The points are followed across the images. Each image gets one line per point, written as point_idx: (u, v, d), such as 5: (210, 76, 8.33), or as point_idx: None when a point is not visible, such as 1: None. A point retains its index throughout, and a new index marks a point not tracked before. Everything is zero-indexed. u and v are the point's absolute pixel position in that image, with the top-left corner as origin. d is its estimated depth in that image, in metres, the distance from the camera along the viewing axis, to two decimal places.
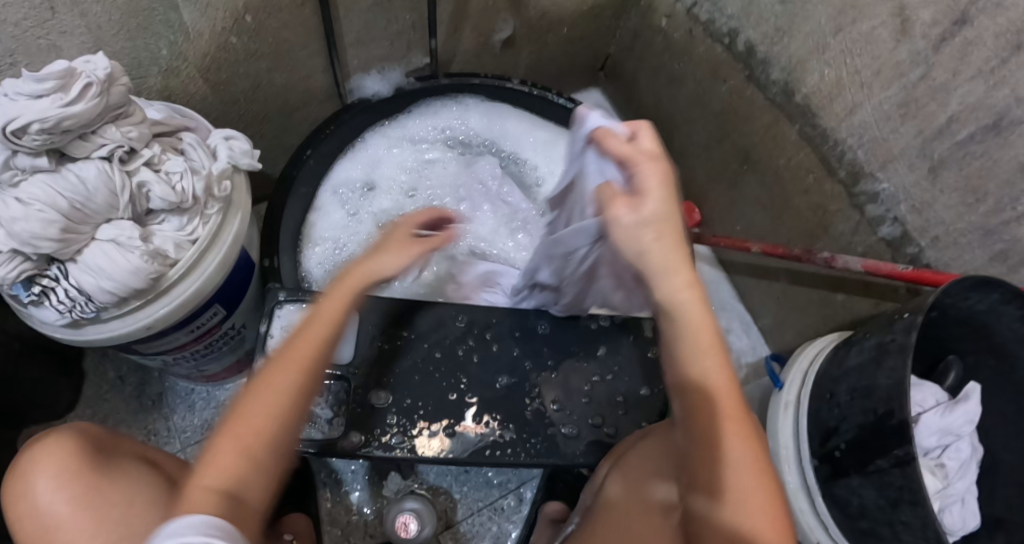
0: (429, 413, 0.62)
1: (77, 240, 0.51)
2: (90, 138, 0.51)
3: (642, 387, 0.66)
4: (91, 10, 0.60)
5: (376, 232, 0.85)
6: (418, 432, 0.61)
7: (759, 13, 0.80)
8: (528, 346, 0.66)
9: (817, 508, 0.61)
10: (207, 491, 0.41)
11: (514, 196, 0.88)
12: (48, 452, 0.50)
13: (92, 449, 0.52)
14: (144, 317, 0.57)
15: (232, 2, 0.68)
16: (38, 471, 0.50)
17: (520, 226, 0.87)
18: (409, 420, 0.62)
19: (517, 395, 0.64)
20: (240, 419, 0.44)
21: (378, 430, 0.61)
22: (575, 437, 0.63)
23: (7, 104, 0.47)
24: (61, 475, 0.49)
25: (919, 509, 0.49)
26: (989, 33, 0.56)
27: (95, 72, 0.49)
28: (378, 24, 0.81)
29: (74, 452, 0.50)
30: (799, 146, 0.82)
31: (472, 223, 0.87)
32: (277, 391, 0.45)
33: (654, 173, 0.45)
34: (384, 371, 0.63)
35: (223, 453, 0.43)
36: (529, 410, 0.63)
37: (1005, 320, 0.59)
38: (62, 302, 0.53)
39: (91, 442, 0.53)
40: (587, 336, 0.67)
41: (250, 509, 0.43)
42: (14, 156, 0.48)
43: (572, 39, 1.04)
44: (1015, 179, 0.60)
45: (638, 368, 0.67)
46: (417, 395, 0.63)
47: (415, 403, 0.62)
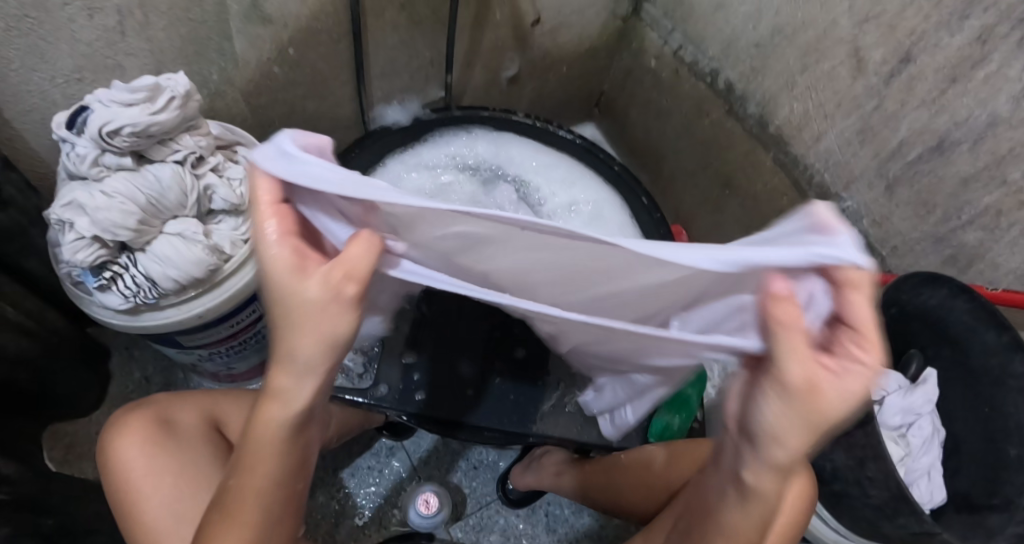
0: (449, 376, 0.68)
1: (148, 232, 0.57)
2: (168, 144, 0.58)
3: None
4: (156, 37, 0.68)
5: None
6: (438, 391, 0.68)
7: (736, 54, 0.91)
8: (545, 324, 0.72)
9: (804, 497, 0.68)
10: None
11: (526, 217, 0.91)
12: (127, 428, 0.57)
13: (161, 427, 0.57)
14: (197, 307, 0.63)
15: (279, 35, 0.77)
16: (121, 442, 0.56)
17: None
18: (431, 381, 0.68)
19: (531, 368, 0.70)
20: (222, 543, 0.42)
21: (404, 385, 0.67)
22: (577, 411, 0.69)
23: (102, 109, 0.54)
24: (137, 443, 0.56)
25: (883, 464, 0.56)
26: (929, 69, 0.67)
27: (177, 87, 0.56)
28: (401, 59, 0.91)
29: (144, 430, 0.56)
30: (774, 170, 0.93)
31: None
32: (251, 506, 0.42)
33: (861, 388, 0.32)
34: (412, 336, 0.69)
35: None
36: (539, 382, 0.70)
37: (955, 312, 0.68)
38: (128, 288, 0.58)
39: (155, 413, 0.58)
40: None
41: None
42: (102, 154, 0.55)
43: (570, 77, 1.15)
44: (958, 192, 0.71)
45: None
46: (440, 358, 0.69)
47: (437, 365, 0.69)
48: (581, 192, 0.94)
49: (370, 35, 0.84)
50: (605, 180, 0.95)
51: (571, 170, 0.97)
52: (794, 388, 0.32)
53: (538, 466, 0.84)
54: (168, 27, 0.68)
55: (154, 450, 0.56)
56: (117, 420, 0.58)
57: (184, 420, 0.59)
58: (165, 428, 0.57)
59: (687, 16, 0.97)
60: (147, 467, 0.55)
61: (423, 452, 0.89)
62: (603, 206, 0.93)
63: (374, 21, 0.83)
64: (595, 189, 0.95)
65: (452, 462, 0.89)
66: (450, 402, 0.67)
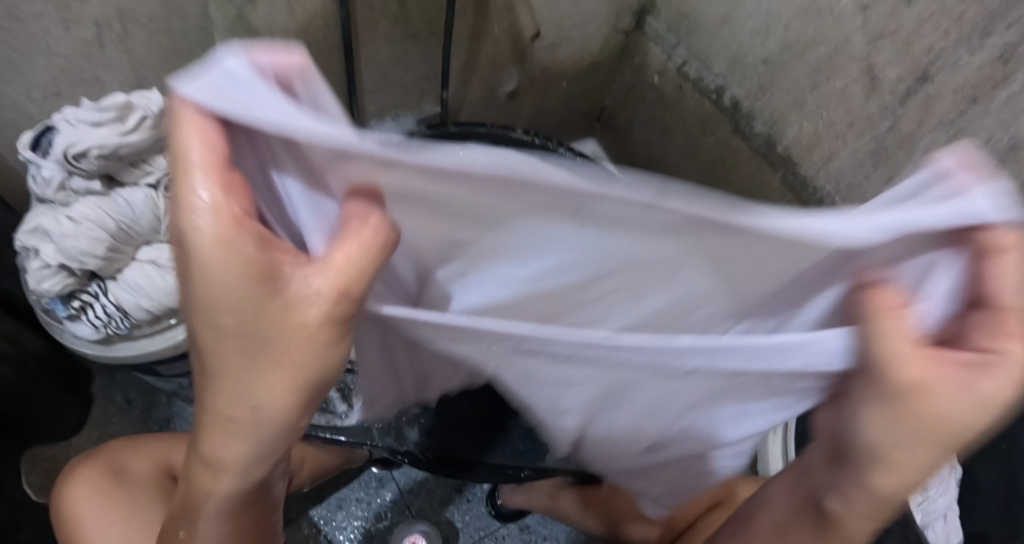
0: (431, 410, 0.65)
1: (119, 260, 0.54)
2: (140, 165, 0.55)
3: None
4: (136, 50, 0.65)
5: None
6: (423, 425, 0.64)
7: (743, 71, 0.88)
8: None
9: None
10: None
11: None
12: (79, 484, 0.53)
13: (111, 478, 0.53)
14: (173, 338, 0.59)
15: None
16: (74, 497, 0.52)
17: None
18: (414, 415, 0.65)
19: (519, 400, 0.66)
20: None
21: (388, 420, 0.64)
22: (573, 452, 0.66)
23: (69, 130, 0.50)
24: (86, 496, 0.52)
25: None
26: (948, 88, 0.64)
27: (150, 106, 0.53)
28: (395, 73, 0.88)
29: (95, 487, 0.52)
30: (783, 192, 0.89)
31: None
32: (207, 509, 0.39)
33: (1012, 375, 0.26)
34: None
35: None
36: (526, 409, 0.66)
37: None
38: (98, 318, 0.54)
39: (106, 461, 0.54)
40: None
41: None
42: (69, 178, 0.51)
43: (570, 93, 1.12)
44: None
45: None
46: None
47: None
48: None
49: (362, 48, 0.81)
50: None
51: None
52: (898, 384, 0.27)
53: (528, 487, 0.78)
54: (148, 39, 0.65)
55: (102, 501, 0.52)
56: (68, 471, 0.54)
57: (137, 468, 0.55)
58: (117, 478, 0.53)
59: (692, 30, 0.94)
60: (96, 521, 0.51)
61: (416, 488, 0.84)
62: None
63: (366, 34, 0.79)
64: None
65: (444, 495, 0.84)
66: (435, 437, 0.64)
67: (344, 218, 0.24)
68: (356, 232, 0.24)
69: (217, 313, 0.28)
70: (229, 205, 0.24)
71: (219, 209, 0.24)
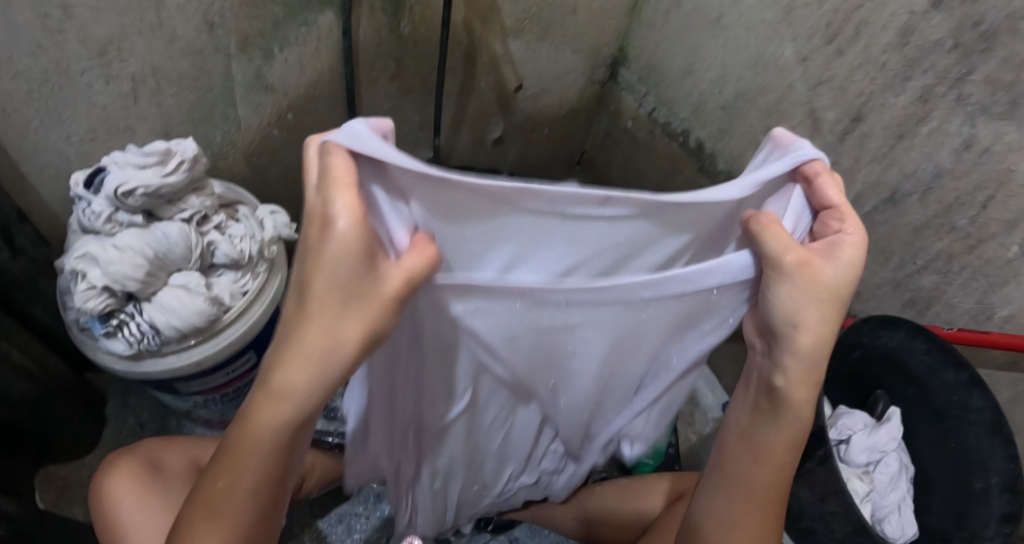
0: None
1: (154, 284, 0.61)
2: (175, 204, 0.63)
3: None
4: (166, 102, 0.74)
5: None
6: None
7: (705, 116, 0.99)
8: None
9: None
10: (216, 521, 0.43)
11: None
12: (119, 473, 0.59)
13: (151, 470, 0.59)
14: (195, 355, 0.66)
15: (279, 102, 0.83)
16: (113, 487, 0.58)
17: None
18: None
19: None
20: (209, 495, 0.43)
21: None
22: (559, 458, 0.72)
23: (118, 171, 0.58)
24: (128, 489, 0.58)
25: (842, 496, 0.59)
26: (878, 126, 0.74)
27: (186, 151, 0.61)
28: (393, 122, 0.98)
29: (136, 475, 0.58)
30: None
31: None
32: (255, 450, 0.41)
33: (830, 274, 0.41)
34: None
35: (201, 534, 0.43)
36: None
37: (913, 353, 0.75)
38: (132, 335, 0.62)
39: (145, 458, 0.60)
40: None
41: None
42: (115, 212, 0.60)
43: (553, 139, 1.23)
44: (912, 239, 0.77)
45: None
46: None
47: None
48: None
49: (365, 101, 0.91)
50: None
51: None
52: (790, 265, 0.40)
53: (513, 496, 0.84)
54: (178, 93, 0.74)
55: (143, 493, 0.57)
56: (109, 464, 0.60)
57: (172, 465, 0.61)
58: (155, 470, 0.60)
59: (659, 81, 1.06)
60: (138, 504, 0.57)
61: None
62: None
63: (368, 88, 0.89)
64: None
65: None
66: None
67: (408, 249, 0.36)
68: (413, 256, 0.36)
69: (323, 284, 0.36)
70: (359, 205, 0.33)
71: (353, 221, 0.34)
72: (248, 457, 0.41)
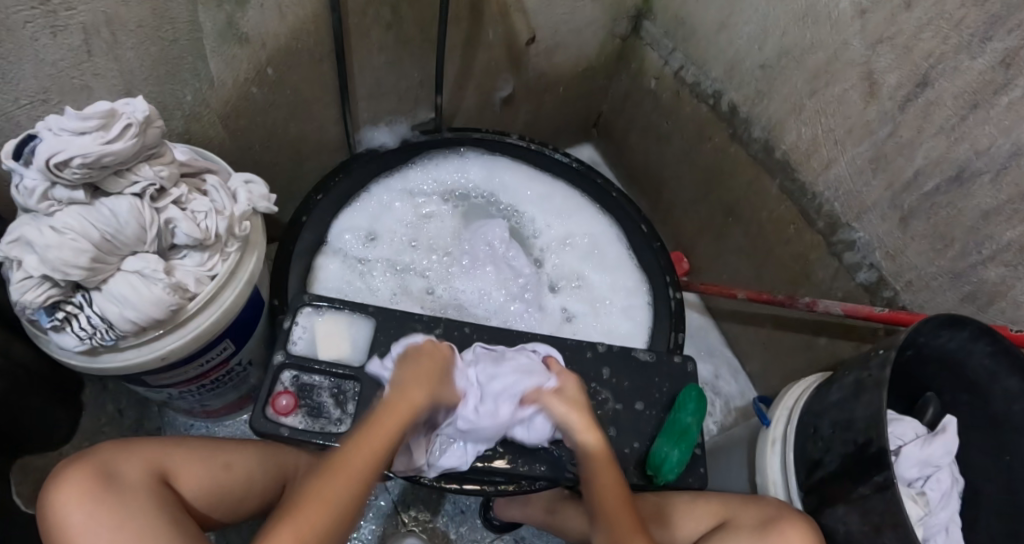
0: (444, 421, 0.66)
1: (103, 270, 0.53)
2: (125, 175, 0.54)
3: (637, 401, 0.70)
4: (125, 56, 0.64)
5: (387, 273, 0.84)
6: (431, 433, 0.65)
7: (741, 76, 0.87)
8: None
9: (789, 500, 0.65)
10: (327, 505, 0.49)
11: (517, 259, 0.87)
12: (65, 484, 0.51)
13: (104, 479, 0.52)
14: (159, 349, 0.58)
15: (257, 55, 0.73)
16: (57, 495, 0.51)
17: (519, 291, 0.86)
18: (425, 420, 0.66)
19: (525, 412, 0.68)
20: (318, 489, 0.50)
21: None
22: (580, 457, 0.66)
23: (51, 138, 0.50)
24: (75, 497, 0.50)
25: (901, 531, 0.52)
26: (948, 94, 0.63)
27: (134, 114, 0.52)
28: (388, 80, 0.87)
29: (84, 484, 0.51)
30: (780, 199, 0.88)
31: (469, 279, 0.86)
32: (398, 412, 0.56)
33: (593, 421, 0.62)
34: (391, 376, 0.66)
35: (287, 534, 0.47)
36: None
37: (975, 355, 0.65)
38: (83, 329, 0.54)
39: (96, 463, 0.53)
40: (586, 362, 0.72)
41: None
42: (52, 188, 0.51)
43: (567, 99, 1.11)
44: (978, 226, 0.67)
45: (636, 374, 0.72)
46: None
47: None
48: (577, 223, 0.92)
49: (355, 55, 0.80)
50: (601, 209, 0.92)
51: (567, 198, 0.94)
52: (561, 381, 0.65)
53: (523, 500, 0.76)
54: (138, 46, 0.64)
55: (93, 502, 0.50)
56: (56, 470, 0.53)
57: (129, 472, 0.54)
58: (108, 481, 0.52)
59: (689, 35, 0.93)
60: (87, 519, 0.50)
61: (410, 498, 0.83)
62: (599, 237, 0.91)
63: (359, 41, 0.78)
64: (591, 220, 0.92)
65: (438, 506, 0.83)
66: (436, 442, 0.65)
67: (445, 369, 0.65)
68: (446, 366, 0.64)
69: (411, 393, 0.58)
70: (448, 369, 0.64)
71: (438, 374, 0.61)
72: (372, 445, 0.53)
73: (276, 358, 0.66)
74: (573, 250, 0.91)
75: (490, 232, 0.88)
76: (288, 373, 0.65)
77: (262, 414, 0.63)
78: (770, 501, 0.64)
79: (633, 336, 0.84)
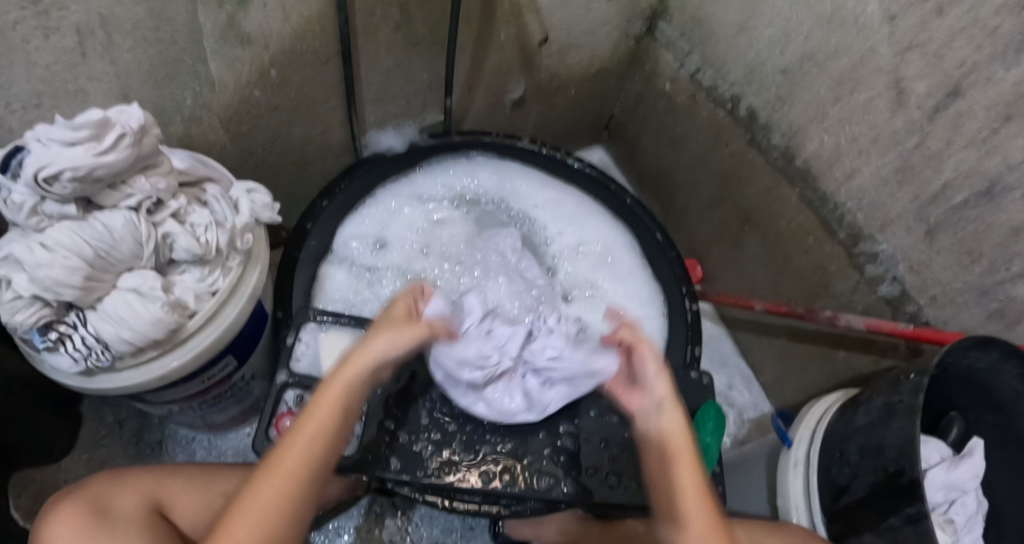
0: (458, 443, 0.64)
1: (98, 288, 0.51)
2: (119, 187, 0.52)
3: None
4: (121, 59, 0.60)
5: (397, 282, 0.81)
6: (442, 454, 0.64)
7: (760, 81, 0.84)
8: None
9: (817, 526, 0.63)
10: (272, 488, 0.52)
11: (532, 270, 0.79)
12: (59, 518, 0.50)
13: (102, 513, 0.51)
14: (157, 369, 0.55)
15: (259, 56, 0.70)
16: (50, 529, 0.50)
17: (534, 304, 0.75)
18: (441, 439, 0.64)
19: (537, 431, 0.67)
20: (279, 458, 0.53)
21: (403, 450, 0.63)
22: (595, 471, 0.64)
23: (40, 150, 0.47)
24: (67, 533, 0.49)
25: None
26: (980, 106, 0.61)
27: (129, 123, 0.50)
28: (395, 82, 0.84)
29: (81, 518, 0.50)
30: (800, 208, 0.86)
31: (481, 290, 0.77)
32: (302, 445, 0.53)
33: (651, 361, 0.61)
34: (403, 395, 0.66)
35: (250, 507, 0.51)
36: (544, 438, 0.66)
37: (1004, 376, 0.63)
38: (77, 350, 0.51)
39: (89, 499, 0.52)
40: None
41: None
42: (42, 202, 0.49)
43: (579, 100, 1.08)
44: (1008, 242, 0.64)
45: None
46: (443, 423, 0.65)
47: (445, 427, 0.65)
48: (590, 230, 0.89)
49: (361, 57, 0.77)
50: (613, 216, 0.90)
51: (580, 205, 0.91)
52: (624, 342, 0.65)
53: (536, 520, 0.74)
54: (135, 48, 0.60)
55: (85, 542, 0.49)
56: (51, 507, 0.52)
57: (122, 506, 0.52)
58: (106, 515, 0.51)
59: (706, 37, 0.90)
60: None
61: (418, 514, 0.81)
62: (613, 245, 0.88)
63: (365, 41, 0.75)
64: (605, 227, 0.90)
65: (446, 522, 0.81)
66: (446, 466, 0.63)
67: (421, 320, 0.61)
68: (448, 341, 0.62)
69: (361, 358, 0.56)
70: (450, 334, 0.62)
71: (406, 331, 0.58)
72: (278, 483, 0.52)
73: (279, 376, 0.63)
74: (586, 259, 0.88)
75: (502, 242, 0.82)
76: (292, 392, 0.63)
77: (265, 436, 0.60)
78: (796, 528, 0.61)
79: None
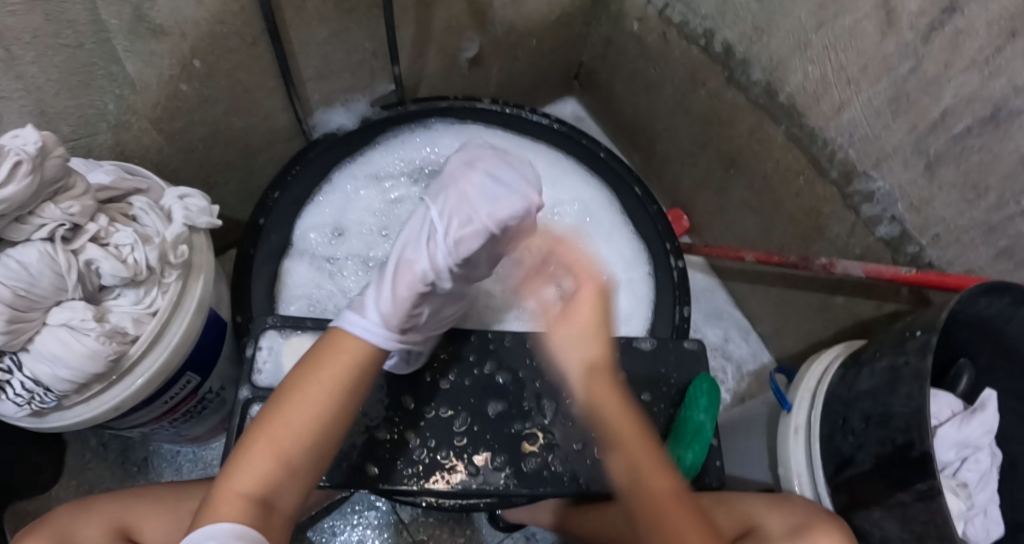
0: (436, 440, 0.62)
1: (26, 328, 0.49)
2: (28, 220, 0.48)
3: (642, 390, 0.64)
4: (28, 72, 0.56)
5: (363, 271, 0.77)
6: (420, 454, 0.61)
7: (735, 11, 0.76)
8: (533, 367, 0.66)
9: (818, 491, 0.61)
10: (289, 429, 0.50)
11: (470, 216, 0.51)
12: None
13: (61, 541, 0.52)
14: (109, 400, 0.54)
15: (179, 47, 0.63)
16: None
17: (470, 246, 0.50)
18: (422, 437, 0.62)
19: (515, 415, 0.64)
20: (286, 404, 0.50)
21: (381, 453, 0.61)
22: (582, 450, 0.62)
23: None
24: None
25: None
26: (980, 21, 0.53)
27: (24, 148, 0.46)
28: (337, 55, 0.77)
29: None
30: (787, 147, 0.78)
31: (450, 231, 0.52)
32: (289, 420, 0.50)
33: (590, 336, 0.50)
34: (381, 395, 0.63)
35: (254, 455, 0.49)
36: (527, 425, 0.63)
37: (1015, 322, 0.58)
38: (19, 394, 0.50)
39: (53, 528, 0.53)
40: None
41: (280, 512, 0.50)
42: None
43: (543, 51, 1.00)
44: (1017, 174, 0.57)
45: (641, 364, 0.66)
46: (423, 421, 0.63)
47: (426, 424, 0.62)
48: (564, 190, 0.84)
49: (292, 33, 0.71)
50: (588, 172, 0.84)
51: (550, 164, 0.85)
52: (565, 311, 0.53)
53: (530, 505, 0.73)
54: (39, 59, 0.55)
55: None
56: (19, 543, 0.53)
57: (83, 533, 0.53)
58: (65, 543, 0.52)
59: None
60: None
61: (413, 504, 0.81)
62: (590, 203, 0.83)
63: (294, 15, 0.68)
64: (582, 184, 0.84)
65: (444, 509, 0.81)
66: (427, 465, 0.61)
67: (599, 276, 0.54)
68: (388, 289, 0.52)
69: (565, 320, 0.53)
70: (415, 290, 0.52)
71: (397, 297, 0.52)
72: (288, 417, 0.50)
73: (242, 392, 0.61)
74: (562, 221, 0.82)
75: None
76: (257, 407, 0.61)
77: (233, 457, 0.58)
78: (798, 504, 0.59)
79: (634, 314, 0.77)
